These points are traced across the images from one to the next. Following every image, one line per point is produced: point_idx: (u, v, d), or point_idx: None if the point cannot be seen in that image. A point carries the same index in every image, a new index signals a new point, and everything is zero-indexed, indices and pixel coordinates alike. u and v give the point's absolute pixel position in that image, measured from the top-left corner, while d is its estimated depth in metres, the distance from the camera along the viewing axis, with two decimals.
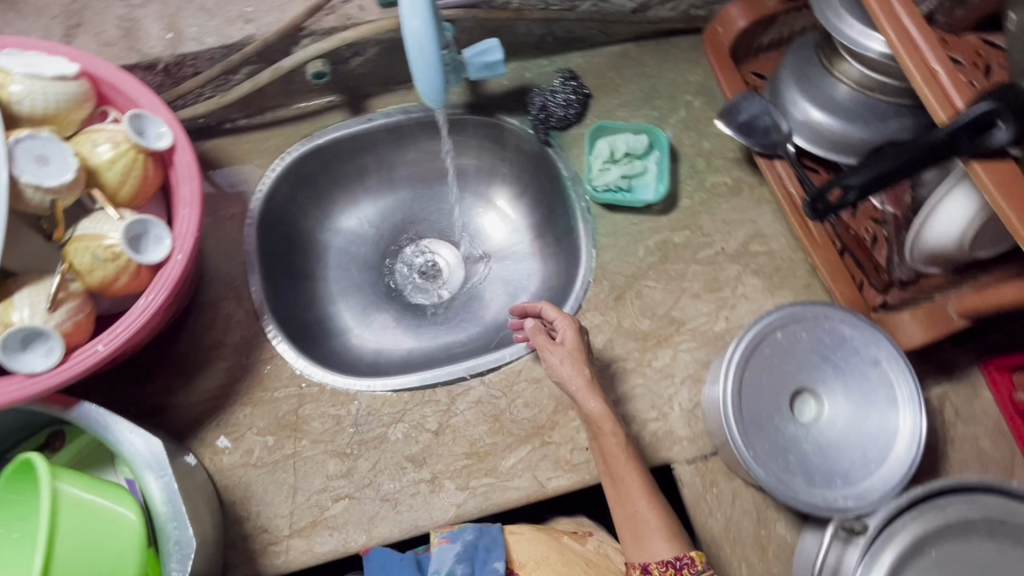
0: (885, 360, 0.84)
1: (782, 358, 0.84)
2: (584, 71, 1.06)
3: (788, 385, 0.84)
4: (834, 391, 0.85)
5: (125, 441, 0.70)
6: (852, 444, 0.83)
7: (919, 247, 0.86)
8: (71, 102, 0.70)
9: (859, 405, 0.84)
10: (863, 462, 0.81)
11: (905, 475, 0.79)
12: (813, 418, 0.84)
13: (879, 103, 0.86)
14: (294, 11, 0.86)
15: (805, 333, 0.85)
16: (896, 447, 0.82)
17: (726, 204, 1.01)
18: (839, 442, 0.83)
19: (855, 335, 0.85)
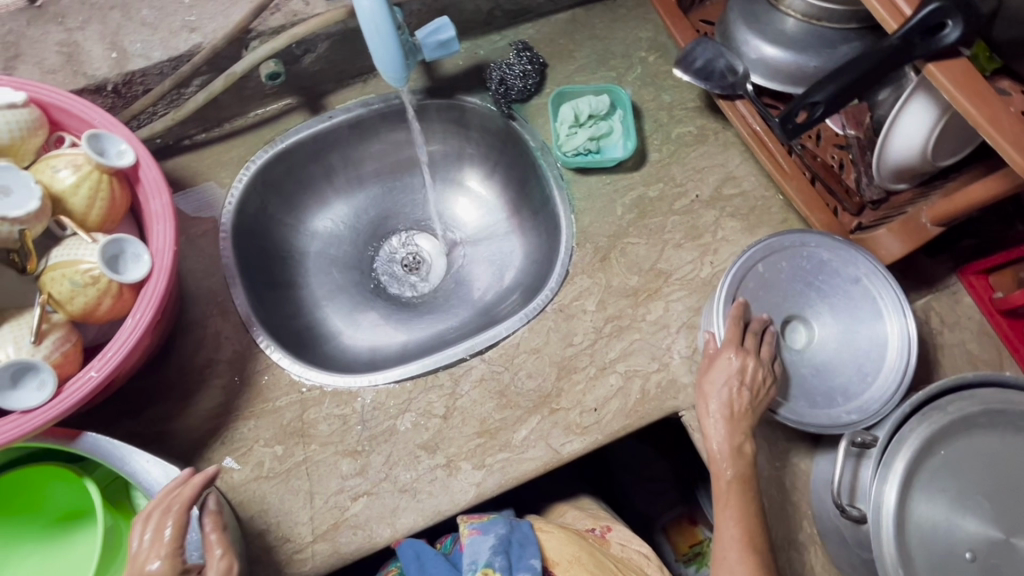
0: (865, 278, 0.87)
1: (767, 290, 0.86)
2: (536, 41, 1.06)
3: (776, 315, 0.86)
4: (822, 314, 0.87)
5: (142, 472, 0.69)
6: (845, 362, 0.86)
7: (886, 164, 0.88)
8: (25, 130, 0.68)
9: (847, 325, 0.87)
10: (859, 377, 0.84)
11: (900, 383, 0.82)
12: (804, 343, 0.87)
13: (828, 30, 0.88)
14: (239, 14, 0.85)
15: (787, 262, 0.87)
16: (888, 355, 0.84)
17: (694, 153, 1.03)
18: (833, 361, 0.86)
19: (834, 258, 0.87)
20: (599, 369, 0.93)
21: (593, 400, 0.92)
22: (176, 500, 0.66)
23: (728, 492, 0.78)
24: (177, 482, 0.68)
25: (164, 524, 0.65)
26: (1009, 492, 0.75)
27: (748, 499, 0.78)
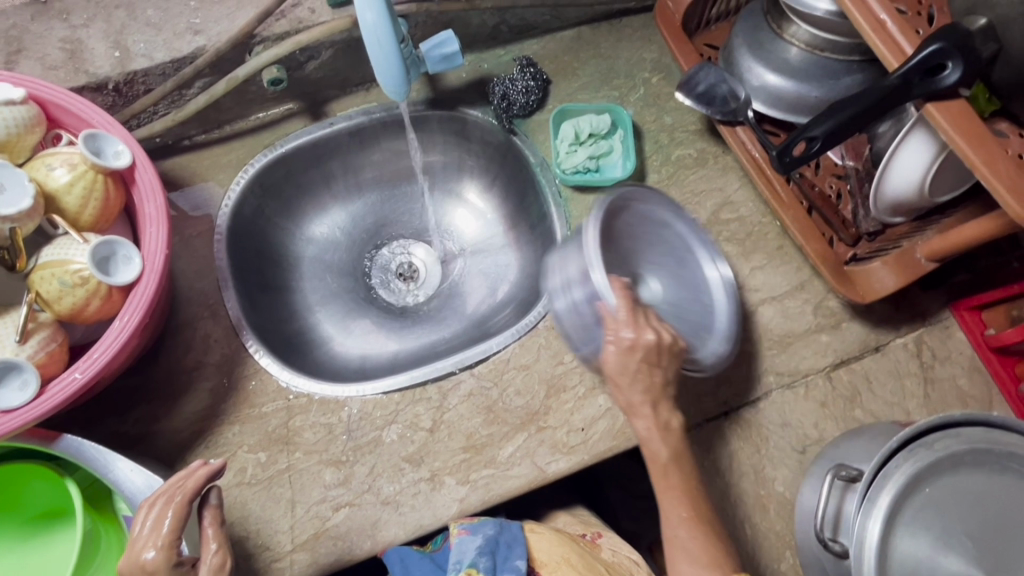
0: (672, 218, 0.90)
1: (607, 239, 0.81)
2: (541, 57, 1.06)
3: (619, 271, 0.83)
4: (640, 268, 0.87)
5: (123, 480, 0.68)
6: (689, 297, 0.90)
7: (883, 198, 0.88)
8: (22, 127, 0.68)
9: (669, 278, 0.89)
10: (704, 312, 0.89)
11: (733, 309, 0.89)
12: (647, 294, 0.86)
13: (831, 61, 0.88)
14: (244, 18, 0.85)
15: (627, 218, 0.84)
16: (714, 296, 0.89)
17: (693, 176, 1.03)
18: (675, 305, 0.88)
19: (653, 208, 0.87)
20: (588, 389, 0.92)
21: (581, 419, 0.91)
22: (180, 491, 0.66)
23: (668, 480, 0.74)
24: (185, 472, 0.68)
25: (166, 513, 0.65)
26: (995, 532, 0.74)
27: (688, 472, 0.75)
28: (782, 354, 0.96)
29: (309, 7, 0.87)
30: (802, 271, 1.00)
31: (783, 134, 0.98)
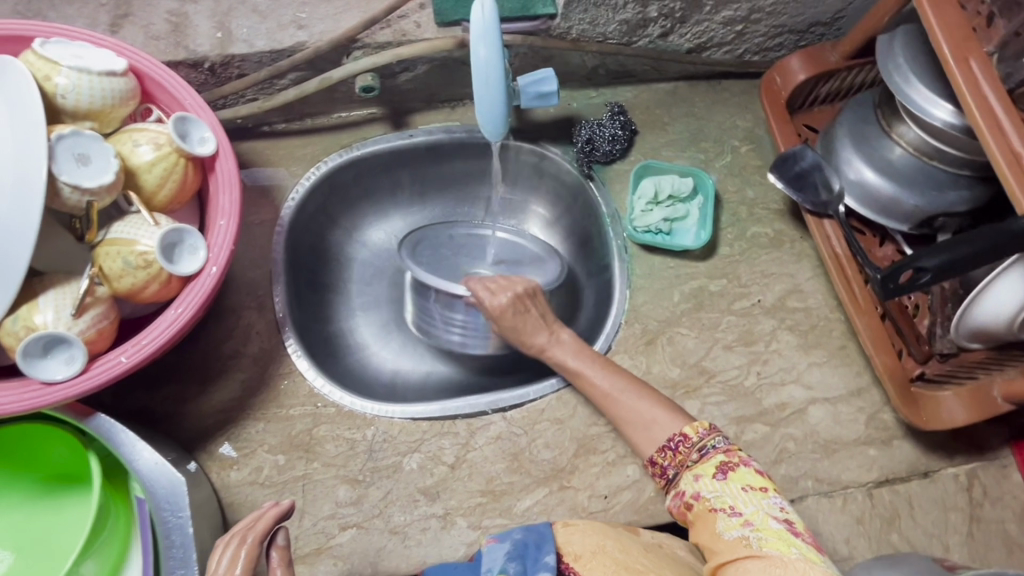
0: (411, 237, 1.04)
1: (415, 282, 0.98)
2: (632, 106, 1.04)
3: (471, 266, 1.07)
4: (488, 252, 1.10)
5: (149, 474, 0.65)
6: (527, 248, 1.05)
7: (965, 324, 0.83)
8: (118, 99, 0.67)
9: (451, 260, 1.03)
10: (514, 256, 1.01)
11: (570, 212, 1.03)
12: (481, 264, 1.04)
13: (937, 171, 0.84)
14: (350, 21, 0.84)
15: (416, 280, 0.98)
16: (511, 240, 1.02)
17: (765, 256, 0.99)
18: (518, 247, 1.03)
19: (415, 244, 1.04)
20: (618, 457, 0.89)
21: (605, 486, 0.88)
22: (250, 533, 0.65)
23: (606, 375, 0.87)
24: (250, 517, 0.67)
25: (238, 555, 0.64)
26: None
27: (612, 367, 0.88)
28: (826, 461, 0.91)
29: (415, 22, 0.86)
30: (862, 376, 0.95)
31: (868, 233, 0.94)
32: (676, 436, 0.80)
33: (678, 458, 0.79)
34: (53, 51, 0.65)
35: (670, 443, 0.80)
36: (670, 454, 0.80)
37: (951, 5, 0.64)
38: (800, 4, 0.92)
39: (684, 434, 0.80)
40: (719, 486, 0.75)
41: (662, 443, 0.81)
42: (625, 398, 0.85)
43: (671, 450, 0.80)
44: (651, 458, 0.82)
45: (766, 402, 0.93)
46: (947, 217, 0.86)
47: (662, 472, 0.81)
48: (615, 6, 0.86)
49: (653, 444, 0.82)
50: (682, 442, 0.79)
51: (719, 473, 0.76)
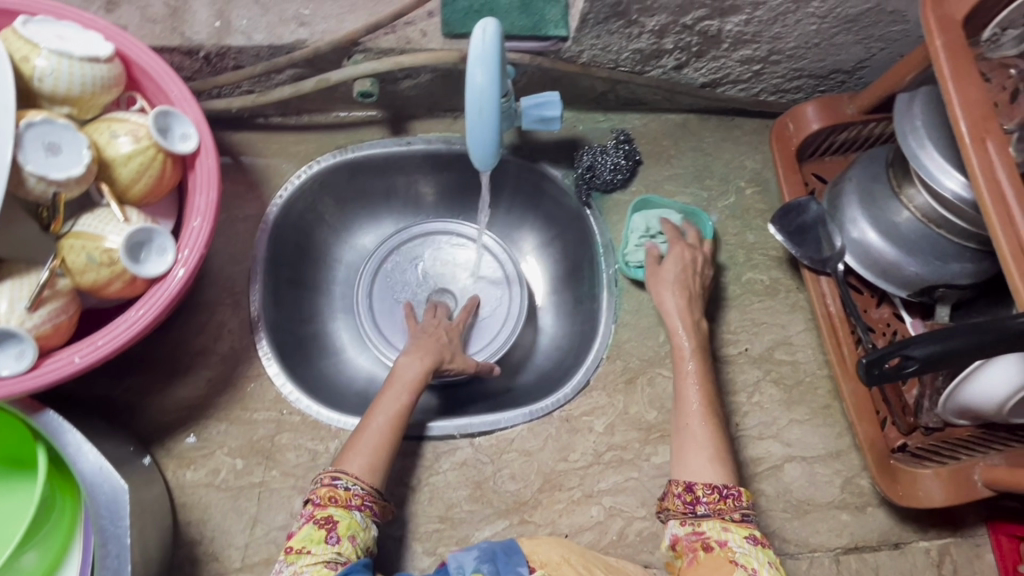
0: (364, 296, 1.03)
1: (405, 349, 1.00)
2: (639, 134, 1.01)
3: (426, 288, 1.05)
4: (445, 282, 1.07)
5: (95, 479, 0.64)
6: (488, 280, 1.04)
7: (954, 401, 0.81)
8: (100, 87, 0.65)
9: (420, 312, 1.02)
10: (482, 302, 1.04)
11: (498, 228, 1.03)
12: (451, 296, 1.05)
13: (943, 239, 0.80)
14: (353, 23, 0.81)
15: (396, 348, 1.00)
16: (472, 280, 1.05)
17: (758, 304, 0.96)
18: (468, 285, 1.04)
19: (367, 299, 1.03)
20: (584, 496, 0.87)
21: (567, 525, 0.86)
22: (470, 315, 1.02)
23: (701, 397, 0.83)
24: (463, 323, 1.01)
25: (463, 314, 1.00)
26: None
27: (708, 370, 0.85)
28: (796, 521, 0.89)
29: (421, 30, 0.83)
30: (843, 438, 0.92)
31: (866, 292, 0.92)
32: (732, 487, 0.76)
33: (721, 504, 0.74)
34: (36, 31, 0.63)
35: (721, 489, 0.75)
36: (715, 496, 0.75)
37: (975, 81, 0.61)
38: (821, 51, 0.88)
39: (739, 491, 0.75)
40: (749, 546, 0.71)
41: (715, 483, 0.76)
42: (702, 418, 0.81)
43: (721, 494, 0.75)
44: (692, 484, 0.76)
45: (742, 455, 0.90)
46: (947, 289, 0.83)
47: (694, 501, 0.75)
48: (629, 34, 0.83)
49: (703, 476, 0.77)
50: (736, 496, 0.75)
51: (749, 539, 0.72)
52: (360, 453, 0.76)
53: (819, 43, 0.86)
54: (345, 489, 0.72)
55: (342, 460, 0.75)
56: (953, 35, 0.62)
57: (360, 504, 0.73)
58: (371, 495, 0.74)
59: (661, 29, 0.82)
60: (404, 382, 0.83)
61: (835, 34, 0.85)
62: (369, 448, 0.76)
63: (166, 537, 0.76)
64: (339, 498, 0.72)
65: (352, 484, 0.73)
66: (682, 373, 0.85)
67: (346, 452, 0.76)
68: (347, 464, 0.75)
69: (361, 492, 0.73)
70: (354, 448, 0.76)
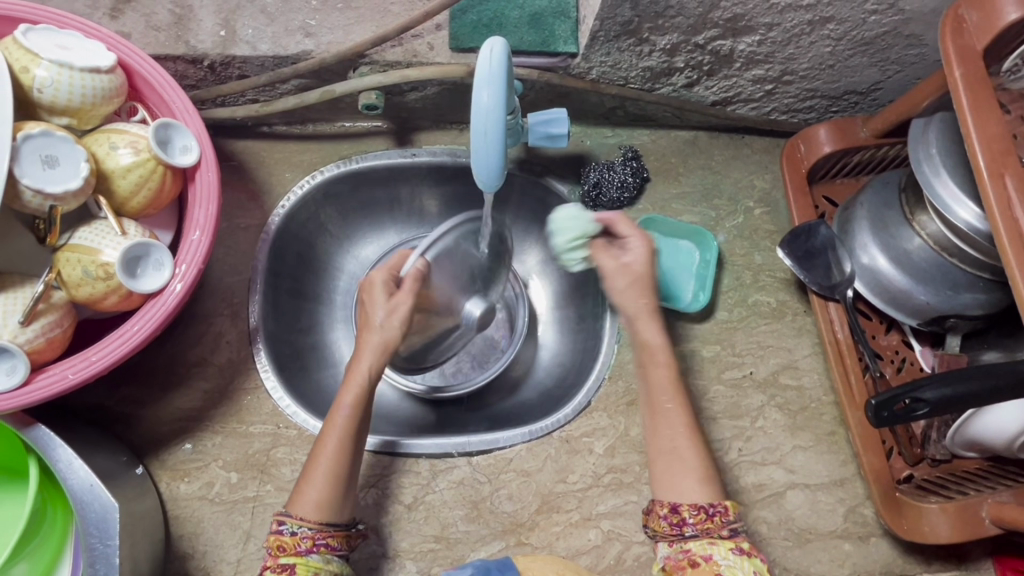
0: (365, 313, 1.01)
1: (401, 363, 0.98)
2: (647, 151, 1.00)
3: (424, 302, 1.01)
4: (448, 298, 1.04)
5: (88, 495, 0.63)
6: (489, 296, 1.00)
7: (963, 434, 0.79)
8: (101, 98, 0.64)
9: None
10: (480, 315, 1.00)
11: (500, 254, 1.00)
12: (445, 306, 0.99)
13: (955, 269, 0.79)
14: (360, 35, 0.80)
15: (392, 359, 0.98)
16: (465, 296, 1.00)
17: (764, 327, 0.95)
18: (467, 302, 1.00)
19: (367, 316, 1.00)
20: (581, 519, 0.86)
21: (564, 548, 0.85)
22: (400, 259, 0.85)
23: (673, 391, 0.76)
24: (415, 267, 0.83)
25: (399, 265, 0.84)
26: None
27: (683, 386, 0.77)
28: (797, 550, 0.87)
29: (429, 43, 0.82)
30: (848, 466, 0.90)
31: (874, 318, 0.90)
32: (718, 503, 0.71)
33: (707, 523, 0.70)
34: (37, 41, 0.62)
35: (708, 508, 0.70)
36: (702, 515, 0.70)
37: (995, 116, 0.59)
38: (835, 72, 0.87)
39: (725, 506, 0.71)
40: (734, 558, 0.68)
41: (699, 501, 0.71)
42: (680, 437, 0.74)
43: (707, 513, 0.70)
44: (676, 504, 0.71)
45: (744, 481, 0.89)
46: (958, 318, 0.82)
47: (679, 522, 0.71)
48: (640, 52, 0.81)
49: (688, 496, 0.71)
50: (722, 512, 0.70)
51: (735, 549, 0.69)
52: (312, 493, 0.71)
53: (834, 64, 0.85)
54: (291, 535, 0.69)
55: (296, 501, 0.71)
56: (973, 68, 0.60)
57: (311, 547, 0.69)
58: (323, 529, 0.70)
59: (672, 48, 0.80)
60: (342, 398, 0.75)
61: (850, 56, 0.83)
62: (318, 485, 0.71)
63: (157, 551, 0.75)
64: (286, 547, 0.69)
65: (297, 529, 0.69)
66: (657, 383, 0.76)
67: (299, 488, 0.72)
68: (301, 505, 0.71)
69: (309, 533, 0.69)
70: (305, 487, 0.71)
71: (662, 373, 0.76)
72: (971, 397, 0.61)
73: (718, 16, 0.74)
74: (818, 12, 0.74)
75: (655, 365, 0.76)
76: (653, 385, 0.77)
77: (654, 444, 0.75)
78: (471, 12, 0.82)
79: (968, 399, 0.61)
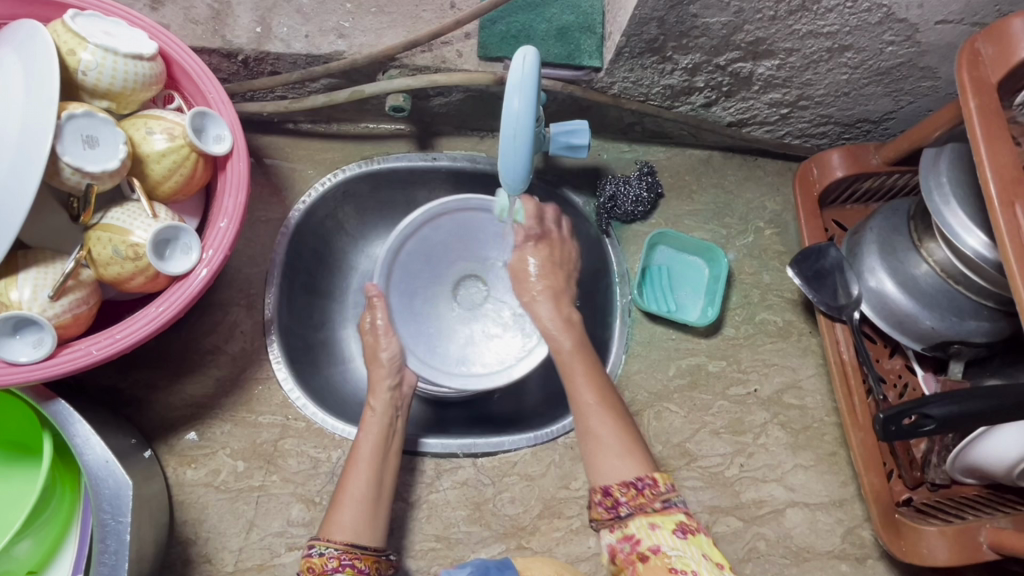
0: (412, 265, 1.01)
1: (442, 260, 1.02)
2: (662, 168, 1.02)
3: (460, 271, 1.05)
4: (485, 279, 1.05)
5: (102, 473, 0.64)
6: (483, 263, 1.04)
7: (962, 459, 0.80)
8: (141, 84, 0.66)
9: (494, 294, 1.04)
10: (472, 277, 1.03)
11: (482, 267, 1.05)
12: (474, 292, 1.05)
13: (960, 296, 0.80)
14: (391, 38, 0.83)
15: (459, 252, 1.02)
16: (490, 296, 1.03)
17: (769, 345, 0.96)
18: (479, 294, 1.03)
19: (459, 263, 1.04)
20: (582, 526, 0.86)
21: (564, 554, 0.85)
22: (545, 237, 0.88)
23: (586, 371, 0.78)
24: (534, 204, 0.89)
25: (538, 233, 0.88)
26: None
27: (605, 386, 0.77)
28: (794, 569, 0.87)
29: (458, 50, 0.85)
30: (847, 487, 0.91)
31: (879, 341, 0.91)
32: (647, 476, 0.67)
33: (639, 499, 0.66)
34: (84, 26, 0.63)
35: (636, 482, 0.67)
36: (631, 492, 0.66)
37: (1008, 146, 0.61)
38: (850, 99, 0.89)
39: (654, 478, 0.67)
40: (680, 543, 0.63)
41: (627, 478, 0.67)
42: (605, 421, 0.73)
43: (636, 489, 0.66)
44: (608, 487, 0.68)
45: (744, 496, 0.90)
46: (962, 345, 0.83)
47: (612, 505, 0.67)
48: (663, 70, 0.83)
49: (615, 475, 0.68)
50: (651, 484, 0.66)
51: (678, 531, 0.64)
52: (345, 517, 0.73)
53: (849, 92, 0.87)
54: (320, 556, 0.69)
55: (329, 527, 0.72)
56: (987, 99, 0.62)
57: (338, 566, 0.69)
58: (350, 551, 0.71)
59: (694, 67, 0.83)
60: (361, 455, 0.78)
61: (866, 85, 0.85)
62: (351, 507, 0.74)
63: (162, 534, 0.76)
64: (316, 567, 0.69)
65: (325, 549, 0.70)
66: (569, 372, 0.79)
67: (332, 514, 0.74)
68: (333, 529, 0.72)
69: (336, 553, 0.70)
70: (338, 511, 0.74)
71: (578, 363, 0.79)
72: (979, 416, 0.66)
73: (740, 38, 0.77)
74: (837, 40, 0.77)
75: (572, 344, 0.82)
76: (574, 366, 0.79)
77: (581, 431, 0.74)
78: (500, 22, 0.85)
79: (973, 417, 0.66)
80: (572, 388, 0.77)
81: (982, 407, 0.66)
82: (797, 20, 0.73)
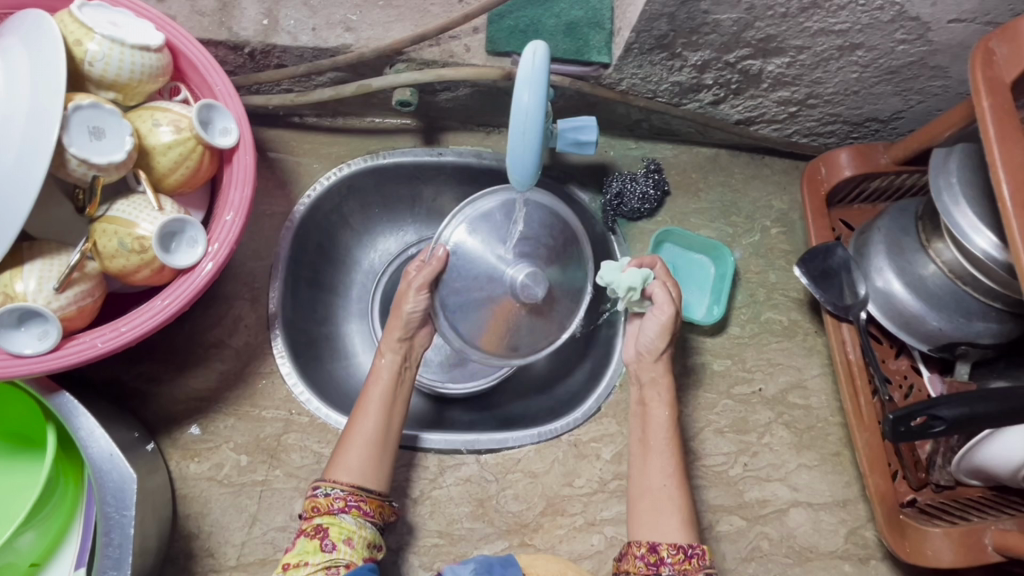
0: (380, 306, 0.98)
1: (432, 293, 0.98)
2: (669, 165, 1.01)
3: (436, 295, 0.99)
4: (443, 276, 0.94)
5: (107, 466, 0.64)
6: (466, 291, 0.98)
7: (967, 462, 0.80)
8: (147, 76, 0.65)
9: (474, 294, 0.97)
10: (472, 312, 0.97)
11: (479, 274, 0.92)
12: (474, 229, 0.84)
13: (968, 297, 0.80)
14: (398, 32, 0.82)
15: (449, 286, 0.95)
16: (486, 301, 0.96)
17: (774, 344, 0.96)
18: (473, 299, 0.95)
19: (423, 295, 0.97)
20: (585, 523, 0.86)
21: (567, 551, 0.85)
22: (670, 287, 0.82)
23: (668, 435, 0.77)
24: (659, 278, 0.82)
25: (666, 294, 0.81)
26: None
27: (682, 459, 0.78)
28: (797, 569, 0.87)
29: (465, 45, 0.85)
30: (851, 487, 0.91)
31: (885, 342, 0.91)
32: (696, 546, 0.71)
33: (685, 564, 0.70)
34: (91, 16, 0.63)
35: (686, 549, 0.71)
36: (679, 556, 0.70)
37: (1020, 146, 0.60)
38: (860, 98, 0.88)
39: (703, 549, 0.71)
40: None
41: (678, 542, 0.71)
42: (665, 479, 0.76)
43: (685, 554, 0.70)
44: (655, 544, 0.71)
45: (748, 495, 0.89)
46: (969, 346, 0.83)
47: (656, 561, 0.70)
48: (671, 67, 0.83)
49: (667, 536, 0.72)
50: (700, 555, 0.71)
51: None
52: (352, 460, 0.74)
53: (859, 91, 0.87)
54: (325, 497, 0.71)
55: (334, 468, 0.73)
56: (1001, 99, 0.62)
57: (344, 507, 0.71)
58: (356, 493, 0.72)
59: (703, 64, 0.82)
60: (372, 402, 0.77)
61: (876, 84, 0.85)
62: (360, 450, 0.74)
63: (165, 527, 0.75)
64: (321, 508, 0.70)
65: (331, 490, 0.71)
66: (652, 447, 0.77)
67: (338, 456, 0.75)
68: (340, 470, 0.73)
69: (343, 495, 0.71)
70: (346, 453, 0.74)
71: (660, 411, 0.79)
72: (989, 417, 0.66)
73: (751, 35, 0.76)
74: (848, 38, 0.76)
75: (654, 405, 0.79)
76: (651, 425, 0.79)
77: (638, 484, 0.76)
78: (508, 16, 0.84)
79: (981, 419, 0.66)
80: (643, 450, 0.78)
81: (991, 407, 0.66)
82: (808, 17, 0.73)
